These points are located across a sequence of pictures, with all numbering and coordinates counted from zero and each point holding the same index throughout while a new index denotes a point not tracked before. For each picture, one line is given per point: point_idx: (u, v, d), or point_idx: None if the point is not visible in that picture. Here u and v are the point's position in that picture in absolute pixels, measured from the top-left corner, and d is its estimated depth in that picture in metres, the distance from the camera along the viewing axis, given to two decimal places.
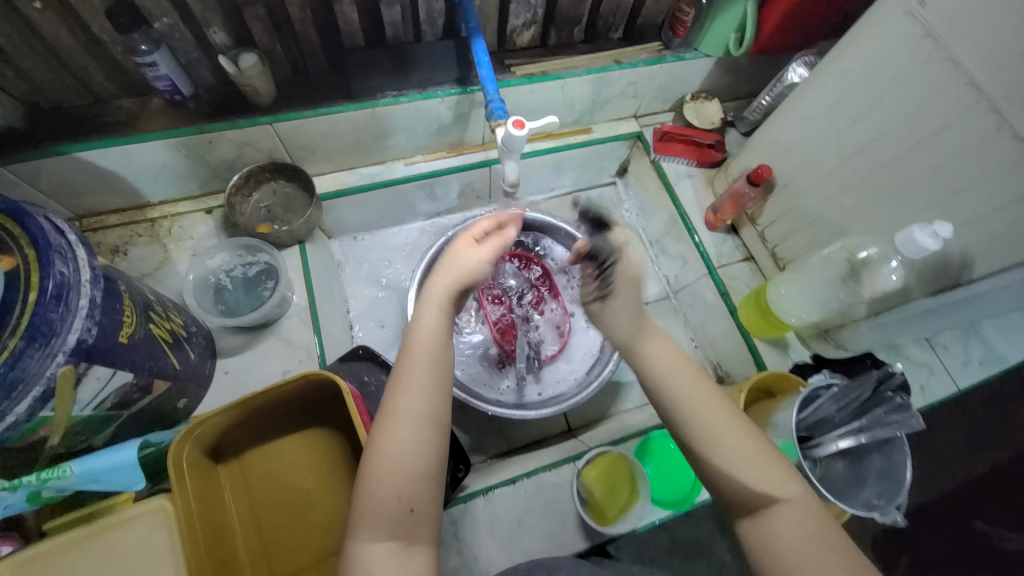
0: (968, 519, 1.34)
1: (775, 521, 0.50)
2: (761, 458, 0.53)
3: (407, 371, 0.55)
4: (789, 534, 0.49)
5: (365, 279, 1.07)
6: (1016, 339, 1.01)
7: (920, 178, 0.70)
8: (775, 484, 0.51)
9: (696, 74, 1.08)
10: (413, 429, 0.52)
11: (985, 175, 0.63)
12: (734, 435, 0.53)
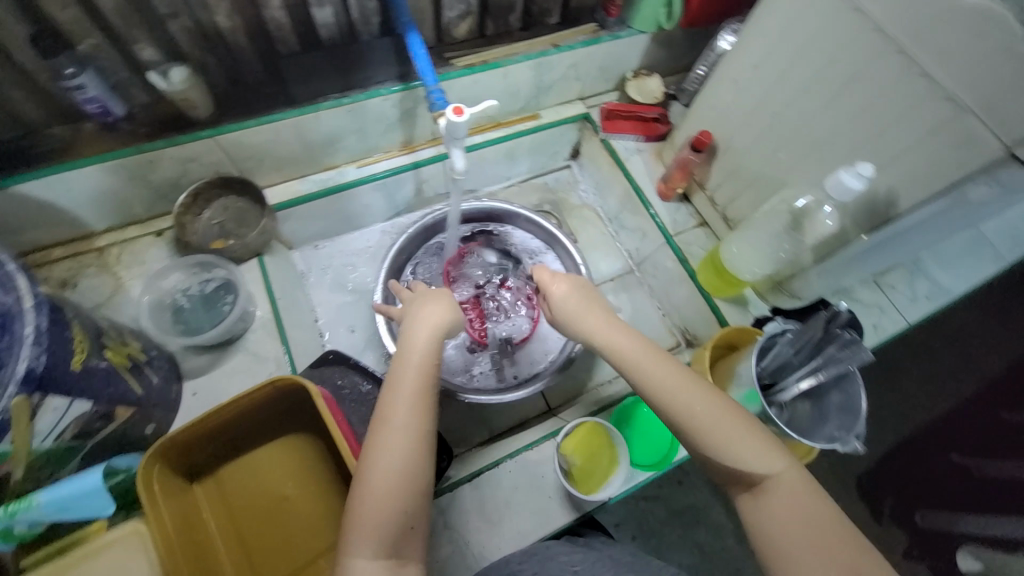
0: (938, 448, 1.43)
1: (771, 506, 0.54)
2: (760, 442, 0.56)
3: (398, 390, 0.57)
4: (779, 516, 0.54)
5: (332, 286, 1.06)
6: (956, 272, 1.08)
7: (844, 125, 0.74)
8: (775, 469, 0.55)
9: (633, 51, 1.11)
10: (407, 448, 0.55)
11: (899, 115, 0.67)
12: (726, 417, 0.57)
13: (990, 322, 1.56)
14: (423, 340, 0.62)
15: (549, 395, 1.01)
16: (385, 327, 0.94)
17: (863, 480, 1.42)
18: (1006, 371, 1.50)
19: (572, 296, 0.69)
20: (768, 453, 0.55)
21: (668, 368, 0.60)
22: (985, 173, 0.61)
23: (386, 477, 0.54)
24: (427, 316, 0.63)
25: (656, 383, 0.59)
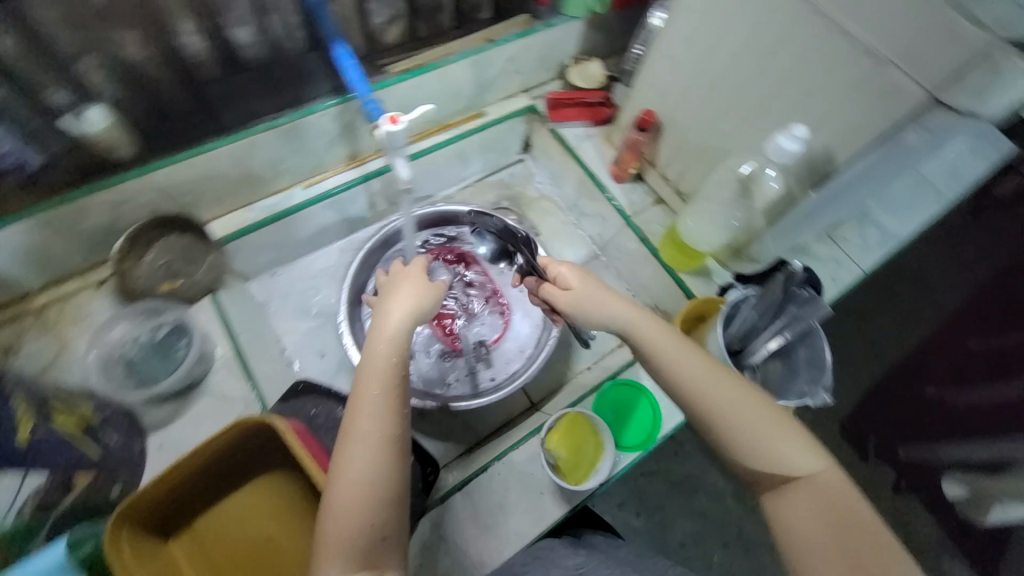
0: (912, 384, 1.50)
1: (796, 499, 0.59)
2: (799, 442, 0.60)
3: (363, 399, 0.57)
4: (806, 513, 0.58)
5: (295, 312, 1.03)
6: (902, 216, 1.12)
7: (775, 90, 0.75)
8: (814, 471, 0.59)
9: (570, 37, 1.11)
10: (373, 457, 0.55)
11: (825, 75, 0.69)
12: (765, 419, 0.60)
13: (946, 257, 1.62)
14: (384, 344, 0.61)
15: (530, 391, 1.01)
16: (352, 347, 0.92)
17: (847, 424, 1.48)
18: (965, 302, 1.57)
19: (590, 292, 0.73)
20: (807, 455, 0.59)
21: (715, 369, 0.63)
22: (910, 120, 0.63)
23: (353, 489, 0.54)
24: (388, 320, 0.63)
25: (701, 381, 0.62)
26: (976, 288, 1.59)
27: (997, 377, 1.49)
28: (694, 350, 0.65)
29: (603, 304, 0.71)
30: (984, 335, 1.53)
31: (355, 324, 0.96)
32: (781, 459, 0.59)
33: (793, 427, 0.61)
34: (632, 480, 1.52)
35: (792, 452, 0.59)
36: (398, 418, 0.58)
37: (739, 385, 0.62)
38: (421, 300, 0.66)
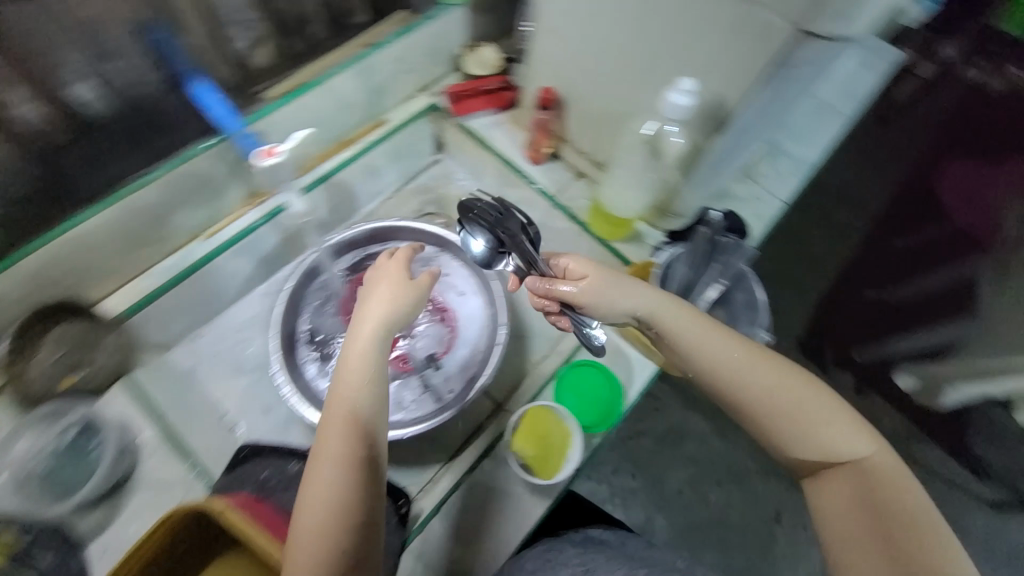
0: (853, 292, 1.61)
1: (835, 480, 0.64)
2: (847, 429, 0.65)
3: (329, 423, 0.62)
4: (846, 495, 0.63)
5: (229, 371, 0.97)
6: (808, 142, 1.17)
7: (656, 51, 0.75)
8: (864, 456, 0.64)
9: (456, 25, 1.07)
10: (339, 479, 0.59)
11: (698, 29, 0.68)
12: (815, 410, 0.65)
13: (862, 170, 1.75)
14: (349, 369, 0.66)
15: (495, 394, 0.98)
16: (295, 394, 0.86)
17: (805, 343, 1.57)
18: (886, 208, 1.70)
19: (603, 283, 0.72)
20: (856, 441, 0.64)
21: (754, 356, 0.68)
22: (782, 58, 0.63)
23: (317, 500, 0.59)
24: (353, 343, 0.67)
25: (745, 370, 0.67)
26: (893, 191, 1.71)
27: (925, 268, 1.61)
28: (756, 352, 0.68)
29: (626, 292, 0.72)
30: (906, 233, 1.67)
31: (296, 368, 0.90)
32: (827, 442, 0.64)
33: (847, 416, 0.66)
34: (623, 447, 1.55)
35: (840, 438, 0.64)
36: (359, 432, 0.62)
37: (780, 371, 0.67)
38: (388, 316, 0.70)
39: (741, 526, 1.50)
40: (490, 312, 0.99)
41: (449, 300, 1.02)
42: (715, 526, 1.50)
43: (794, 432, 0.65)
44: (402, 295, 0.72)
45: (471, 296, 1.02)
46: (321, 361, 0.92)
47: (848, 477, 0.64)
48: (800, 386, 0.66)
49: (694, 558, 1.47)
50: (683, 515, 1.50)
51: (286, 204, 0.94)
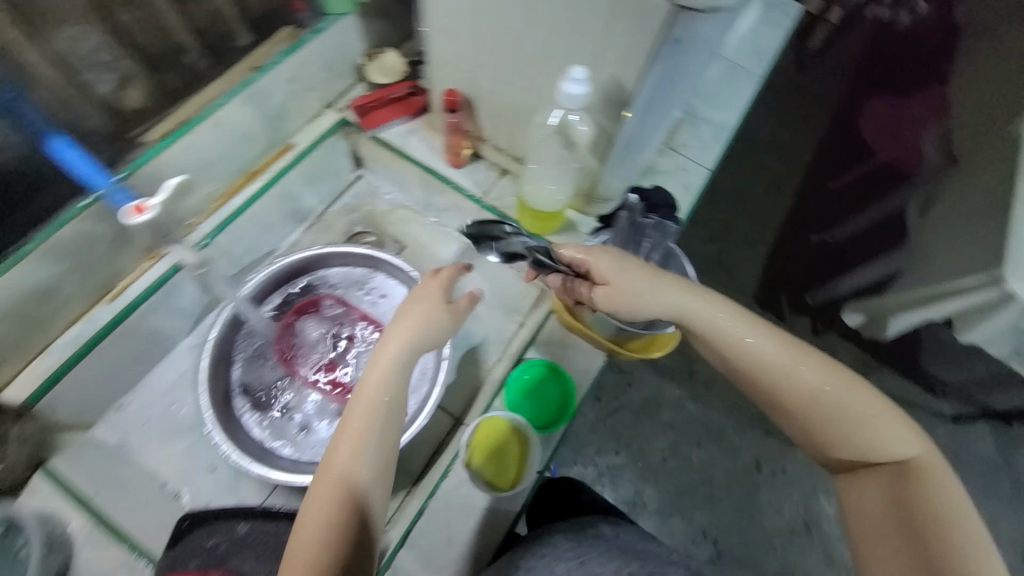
0: (798, 241, 1.67)
1: (872, 479, 0.61)
2: (892, 428, 0.60)
3: (339, 444, 0.59)
4: (880, 495, 0.60)
5: (164, 436, 0.94)
6: (724, 105, 1.18)
7: (544, 41, 0.72)
8: (911, 457, 0.59)
9: (351, 34, 1.01)
10: (336, 508, 0.56)
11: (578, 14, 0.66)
12: (860, 410, 0.61)
13: (787, 128, 1.86)
14: (368, 392, 0.63)
15: (449, 406, 0.98)
16: (235, 451, 0.82)
17: (760, 296, 1.63)
18: (815, 157, 1.80)
19: (635, 280, 0.69)
20: (902, 442, 0.60)
21: (793, 351, 0.64)
22: (665, 35, 0.61)
23: (311, 524, 0.55)
24: (378, 359, 0.65)
25: (781, 364, 0.64)
26: (818, 142, 1.82)
27: (859, 207, 1.66)
28: (803, 349, 0.65)
29: (655, 287, 0.69)
30: (840, 175, 1.72)
31: (234, 422, 0.87)
32: (867, 440, 0.61)
33: (899, 416, 0.61)
34: (603, 425, 1.55)
35: (883, 436, 0.60)
36: (366, 460, 0.59)
37: (822, 367, 0.63)
38: (419, 333, 0.67)
39: (725, 482, 1.51)
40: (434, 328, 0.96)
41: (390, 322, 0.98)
42: (702, 487, 1.51)
43: (830, 428, 0.62)
44: (430, 318, 0.69)
45: None
46: (258, 411, 0.89)
47: (886, 478, 0.60)
48: (841, 382, 0.62)
49: (686, 521, 1.48)
50: (670, 480, 1.51)
51: (178, 264, 0.87)
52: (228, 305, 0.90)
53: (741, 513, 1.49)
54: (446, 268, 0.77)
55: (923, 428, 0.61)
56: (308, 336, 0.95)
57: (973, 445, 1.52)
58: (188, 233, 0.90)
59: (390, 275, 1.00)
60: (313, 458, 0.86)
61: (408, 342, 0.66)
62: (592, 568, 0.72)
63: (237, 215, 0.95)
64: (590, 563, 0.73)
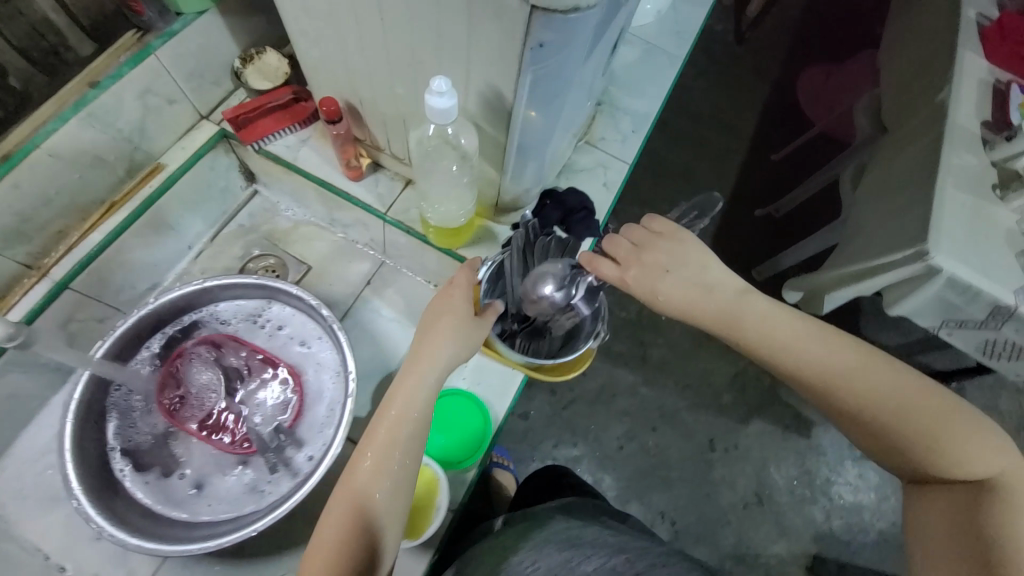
0: (743, 213, 1.61)
1: (940, 495, 0.52)
2: (965, 438, 0.51)
3: (369, 454, 0.56)
4: (952, 516, 0.51)
5: (40, 506, 0.84)
6: (644, 93, 1.12)
7: (408, 50, 0.64)
8: (993, 473, 0.50)
9: (215, 35, 0.89)
10: (353, 522, 0.53)
11: (436, 21, 0.58)
12: (930, 416, 0.52)
13: (726, 95, 1.75)
14: (402, 406, 0.58)
15: (356, 434, 0.95)
16: (110, 526, 0.72)
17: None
18: (758, 126, 1.71)
19: (663, 276, 0.62)
20: (979, 457, 0.50)
21: (851, 351, 0.55)
22: (525, 44, 0.54)
23: (330, 532, 0.53)
24: (415, 366, 0.60)
25: (838, 367, 0.55)
26: (760, 111, 1.73)
27: (802, 175, 1.66)
28: (862, 347, 0.56)
29: (689, 289, 0.62)
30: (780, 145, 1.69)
31: (114, 486, 0.79)
32: (934, 451, 0.52)
33: (984, 427, 0.52)
34: (559, 416, 1.34)
35: (953, 447, 0.51)
36: (387, 479, 0.55)
37: (885, 369, 0.54)
38: (453, 346, 0.61)
39: (682, 463, 1.34)
40: (337, 361, 0.90)
41: (290, 355, 0.91)
42: (658, 471, 1.33)
43: (893, 437, 0.53)
44: (459, 333, 0.62)
45: (315, 344, 0.92)
46: (140, 472, 0.81)
47: (958, 495, 0.51)
48: (906, 387, 0.53)
49: (643, 505, 1.30)
50: (628, 467, 1.32)
51: None
52: (82, 373, 0.77)
53: (697, 490, 1.32)
54: (461, 273, 0.66)
55: (1010, 441, 0.51)
56: (196, 380, 0.83)
57: None
58: (26, 292, 0.83)
59: (287, 305, 0.92)
60: (205, 518, 0.80)
61: (441, 351, 0.61)
62: (586, 549, 0.70)
63: (95, 257, 0.86)
64: (583, 545, 0.71)
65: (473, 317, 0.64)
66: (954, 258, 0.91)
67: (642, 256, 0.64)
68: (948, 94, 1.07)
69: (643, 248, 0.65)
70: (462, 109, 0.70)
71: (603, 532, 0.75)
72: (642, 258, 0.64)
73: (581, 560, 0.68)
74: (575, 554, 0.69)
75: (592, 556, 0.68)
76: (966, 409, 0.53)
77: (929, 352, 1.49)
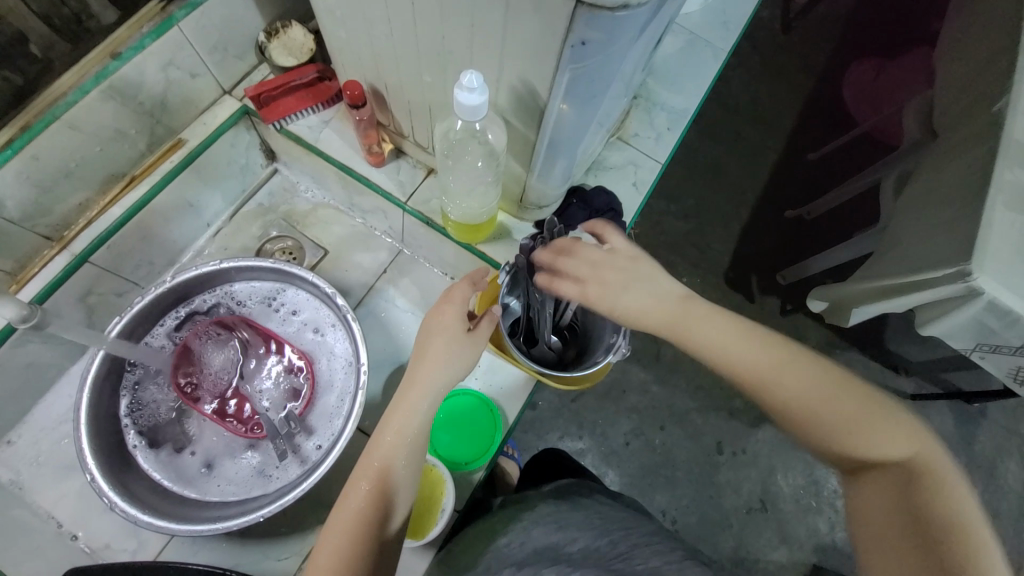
0: (773, 214, 1.53)
1: (864, 483, 0.50)
2: (878, 422, 0.50)
3: (371, 458, 0.56)
4: (885, 502, 0.48)
5: (58, 473, 0.87)
6: (682, 88, 1.06)
7: (441, 38, 0.60)
8: (900, 454, 0.48)
9: (240, 6, 0.86)
10: (360, 523, 0.52)
11: (471, 12, 0.54)
12: (825, 397, 0.52)
13: (769, 89, 1.65)
14: (403, 415, 0.59)
15: (365, 424, 0.95)
16: (122, 502, 0.73)
17: (731, 274, 1.47)
18: (798, 123, 1.62)
19: (615, 288, 0.63)
20: (878, 439, 0.50)
21: (770, 350, 0.56)
22: (566, 41, 0.50)
23: (336, 534, 0.52)
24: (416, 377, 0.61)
25: (759, 364, 0.55)
26: (802, 107, 1.63)
27: (840, 178, 1.57)
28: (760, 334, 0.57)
29: (640, 285, 0.63)
30: (820, 144, 1.59)
31: (127, 461, 0.80)
32: (850, 436, 0.51)
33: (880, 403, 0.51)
34: (567, 409, 1.33)
35: (860, 431, 0.50)
36: (393, 482, 0.56)
37: (786, 358, 0.55)
38: (456, 360, 0.62)
39: (689, 464, 1.31)
40: (351, 350, 0.89)
41: (303, 342, 0.91)
42: (663, 469, 1.31)
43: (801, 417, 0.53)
44: (455, 353, 0.62)
45: (329, 332, 0.91)
46: (151, 447, 0.82)
47: (880, 481, 0.49)
48: (802, 373, 0.54)
49: (646, 502, 1.28)
50: (633, 462, 1.31)
51: (9, 326, 0.75)
52: (98, 351, 0.77)
53: (700, 491, 1.30)
54: (458, 287, 0.66)
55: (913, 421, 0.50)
56: (210, 362, 0.83)
57: (937, 424, 1.35)
58: (47, 263, 0.84)
59: (302, 290, 0.91)
60: (214, 499, 0.81)
61: (444, 362, 0.61)
62: None
63: (112, 230, 0.86)
64: (573, 528, 0.64)
65: (467, 335, 0.64)
66: (999, 279, 0.85)
67: (603, 267, 0.64)
68: (1008, 102, 0.98)
69: (608, 260, 0.64)
70: (491, 102, 0.66)
71: (593, 515, 0.67)
72: (603, 269, 0.64)
73: (566, 542, 0.60)
74: (562, 536, 0.62)
75: (578, 539, 0.60)
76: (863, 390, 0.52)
77: (955, 369, 1.39)
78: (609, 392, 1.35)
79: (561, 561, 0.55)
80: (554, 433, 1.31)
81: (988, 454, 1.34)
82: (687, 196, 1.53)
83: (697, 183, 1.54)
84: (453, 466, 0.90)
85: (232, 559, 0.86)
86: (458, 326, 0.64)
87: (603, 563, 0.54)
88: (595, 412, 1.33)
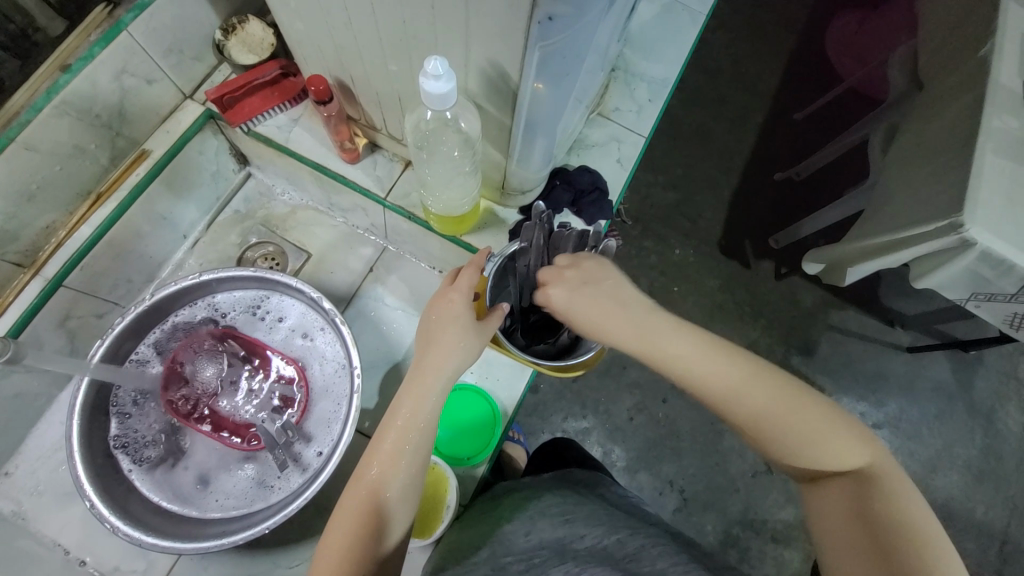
0: (761, 177, 1.51)
1: (829, 492, 0.51)
2: (839, 436, 0.51)
3: (378, 450, 0.55)
4: (841, 514, 0.49)
5: (58, 501, 0.86)
6: (661, 57, 1.02)
7: (402, 24, 0.57)
8: (852, 463, 0.50)
9: (189, 3, 0.81)
10: (365, 516, 0.52)
11: None
12: (776, 405, 0.53)
13: (751, 48, 1.60)
14: (410, 408, 0.56)
15: (364, 426, 0.95)
16: (124, 525, 0.73)
17: (724, 243, 1.46)
18: (781, 83, 1.58)
19: (580, 298, 0.61)
20: (830, 450, 0.51)
21: (739, 365, 0.55)
22: (533, 17, 0.47)
23: (343, 525, 0.52)
24: (424, 366, 0.58)
25: (726, 384, 0.54)
26: (785, 66, 1.59)
27: (828, 136, 1.54)
28: (708, 343, 0.57)
29: (606, 299, 0.61)
30: (806, 103, 1.56)
31: (124, 484, 0.79)
32: (811, 450, 0.51)
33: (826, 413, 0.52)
34: (569, 390, 1.32)
35: (811, 443, 0.51)
36: (397, 479, 0.54)
37: (739, 367, 0.55)
38: (461, 353, 0.58)
39: (694, 435, 1.31)
40: (343, 352, 0.87)
41: (292, 347, 0.90)
42: (668, 441, 1.31)
43: (753, 425, 0.53)
44: (464, 342, 0.59)
45: (319, 336, 0.90)
46: (149, 469, 0.81)
47: (840, 490, 0.50)
48: (754, 383, 0.54)
49: (653, 475, 1.29)
50: (637, 437, 1.31)
51: None
52: (83, 377, 0.75)
53: (706, 460, 1.30)
54: (465, 271, 0.62)
55: (862, 429, 0.52)
56: (200, 376, 0.81)
57: (934, 376, 1.36)
58: (21, 290, 0.80)
59: (288, 295, 0.89)
60: (217, 515, 0.80)
61: (449, 353, 0.58)
62: None
63: (84, 251, 0.83)
64: (573, 517, 0.64)
65: (477, 323, 0.61)
66: (991, 229, 0.84)
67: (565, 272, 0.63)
68: (992, 46, 0.96)
69: (572, 265, 0.63)
70: (462, 87, 0.63)
71: (600, 512, 0.65)
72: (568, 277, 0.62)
73: (571, 537, 0.59)
74: (567, 530, 0.61)
75: (585, 535, 0.59)
76: (814, 399, 0.53)
77: (952, 319, 1.39)
78: (607, 370, 1.34)
79: (567, 559, 0.54)
80: (556, 416, 1.30)
81: (987, 401, 1.36)
82: (673, 167, 1.50)
83: (683, 152, 1.51)
84: (456, 463, 0.91)
85: (243, 570, 0.87)
86: (467, 314, 0.59)
87: (607, 557, 0.54)
88: (596, 392, 1.33)
